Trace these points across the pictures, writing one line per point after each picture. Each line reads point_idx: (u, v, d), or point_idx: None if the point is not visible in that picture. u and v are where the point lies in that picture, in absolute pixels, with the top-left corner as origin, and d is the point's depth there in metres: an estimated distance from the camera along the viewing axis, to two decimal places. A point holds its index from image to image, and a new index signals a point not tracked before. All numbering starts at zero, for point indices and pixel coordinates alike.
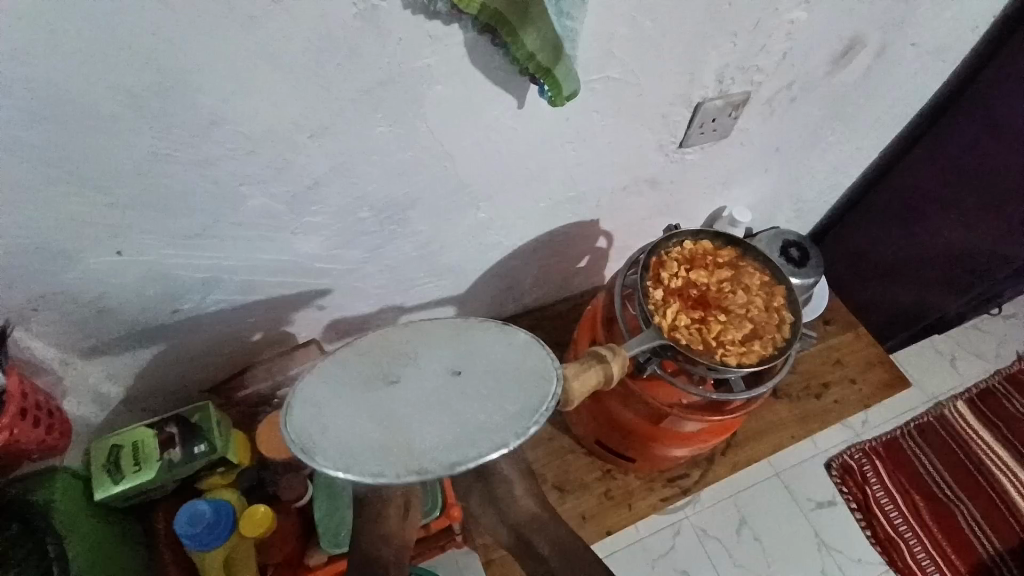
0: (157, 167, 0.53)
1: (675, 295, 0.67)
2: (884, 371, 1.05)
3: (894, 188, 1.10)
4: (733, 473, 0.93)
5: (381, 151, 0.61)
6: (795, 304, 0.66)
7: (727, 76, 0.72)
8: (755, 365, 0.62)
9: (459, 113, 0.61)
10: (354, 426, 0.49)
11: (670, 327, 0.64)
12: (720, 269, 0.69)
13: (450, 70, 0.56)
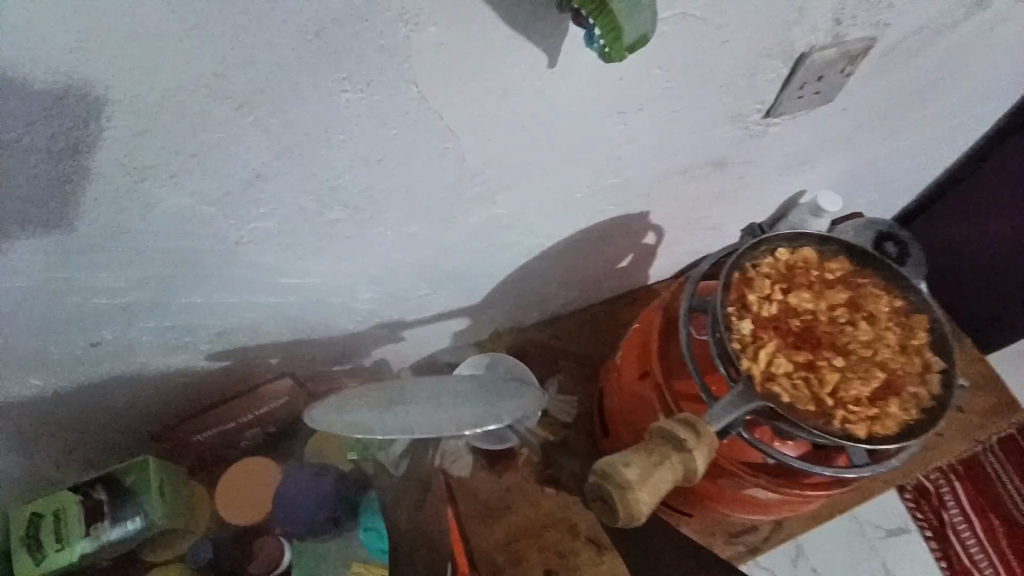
0: (6, 163, 0.35)
1: (769, 327, 0.48)
2: (994, 397, 0.85)
3: (1011, 176, 0.85)
4: (811, 528, 0.74)
5: (355, 128, 0.43)
6: (942, 344, 0.47)
7: (848, 14, 0.51)
8: (894, 439, 0.43)
9: (467, 71, 0.42)
10: (389, 417, 0.55)
11: (766, 376, 0.45)
12: (832, 290, 0.50)
13: (461, 6, 0.37)
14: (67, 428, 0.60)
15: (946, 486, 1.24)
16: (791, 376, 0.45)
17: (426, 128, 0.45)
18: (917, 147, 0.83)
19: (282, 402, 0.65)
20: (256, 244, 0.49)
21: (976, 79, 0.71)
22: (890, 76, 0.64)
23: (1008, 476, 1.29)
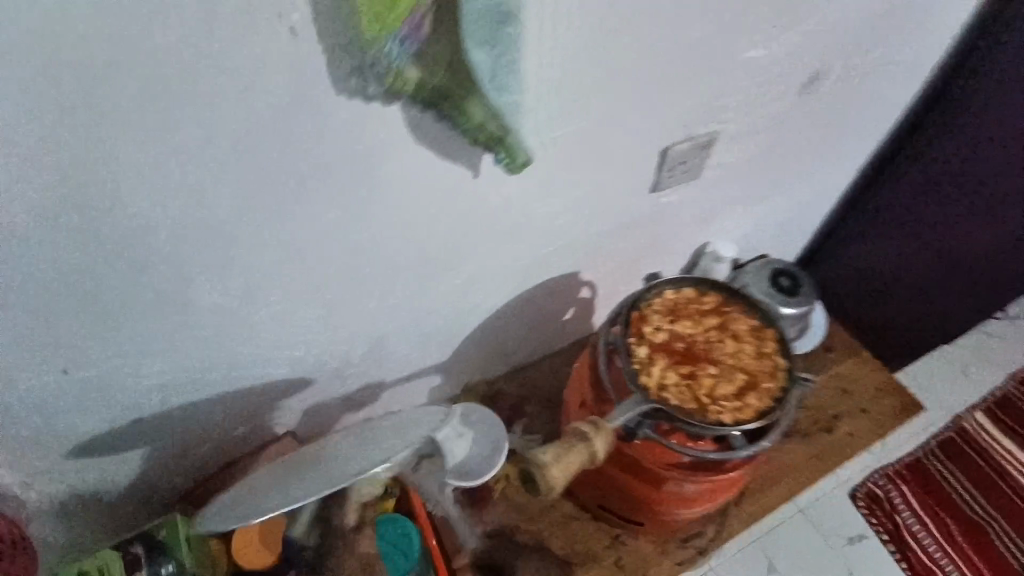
0: (95, 280, 0.52)
1: (660, 351, 0.64)
2: (895, 397, 0.99)
3: (892, 207, 1.05)
4: (752, 525, 0.86)
5: (336, 232, 0.60)
6: (787, 349, 0.63)
7: (694, 120, 0.69)
8: (753, 423, 0.58)
9: (413, 186, 0.59)
10: (307, 479, 0.65)
11: (658, 387, 0.61)
12: (706, 318, 0.66)
13: (403, 148, 0.56)
14: (105, 498, 0.71)
15: (896, 491, 1.35)
16: (676, 385, 0.61)
17: (387, 227, 0.62)
18: (798, 201, 1.01)
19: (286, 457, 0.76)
20: (266, 321, 0.64)
21: (821, 149, 0.90)
22: (751, 154, 0.82)
23: (952, 475, 1.40)
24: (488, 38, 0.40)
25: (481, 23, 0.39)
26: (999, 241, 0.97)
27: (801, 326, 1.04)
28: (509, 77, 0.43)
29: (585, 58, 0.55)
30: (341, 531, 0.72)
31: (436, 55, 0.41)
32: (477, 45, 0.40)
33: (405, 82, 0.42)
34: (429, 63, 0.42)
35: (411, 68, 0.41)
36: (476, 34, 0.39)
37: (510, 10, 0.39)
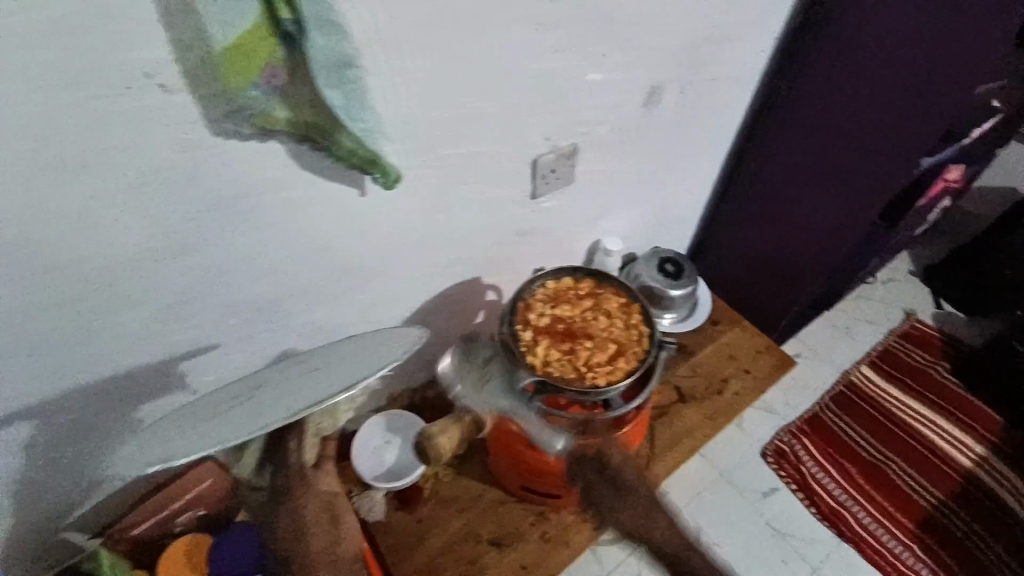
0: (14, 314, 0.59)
1: (544, 332, 0.73)
2: (771, 356, 1.14)
3: (751, 190, 1.16)
4: (658, 484, 0.96)
5: (240, 255, 0.67)
6: (650, 317, 0.74)
7: (553, 134, 0.80)
8: (623, 382, 0.68)
9: (303, 210, 0.67)
10: (215, 422, 0.56)
11: (543, 363, 0.70)
12: (582, 300, 0.76)
13: (291, 179, 0.63)
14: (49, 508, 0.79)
15: (799, 444, 1.45)
16: (558, 359, 0.70)
17: (286, 248, 0.70)
18: (673, 196, 1.14)
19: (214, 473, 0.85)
20: (183, 336, 0.71)
21: (681, 149, 1.03)
22: (615, 159, 0.93)
23: (849, 426, 1.51)
24: (336, 82, 0.48)
25: (330, 71, 0.47)
26: (845, 205, 1.06)
27: (688, 304, 1.17)
28: (359, 109, 0.52)
29: (431, 89, 0.63)
30: (296, 471, 0.67)
31: (295, 98, 0.48)
32: (328, 87, 0.48)
33: (274, 122, 0.49)
34: (292, 105, 0.48)
35: (279, 109, 0.48)
36: (326, 79, 0.47)
37: (350, 60, 0.48)
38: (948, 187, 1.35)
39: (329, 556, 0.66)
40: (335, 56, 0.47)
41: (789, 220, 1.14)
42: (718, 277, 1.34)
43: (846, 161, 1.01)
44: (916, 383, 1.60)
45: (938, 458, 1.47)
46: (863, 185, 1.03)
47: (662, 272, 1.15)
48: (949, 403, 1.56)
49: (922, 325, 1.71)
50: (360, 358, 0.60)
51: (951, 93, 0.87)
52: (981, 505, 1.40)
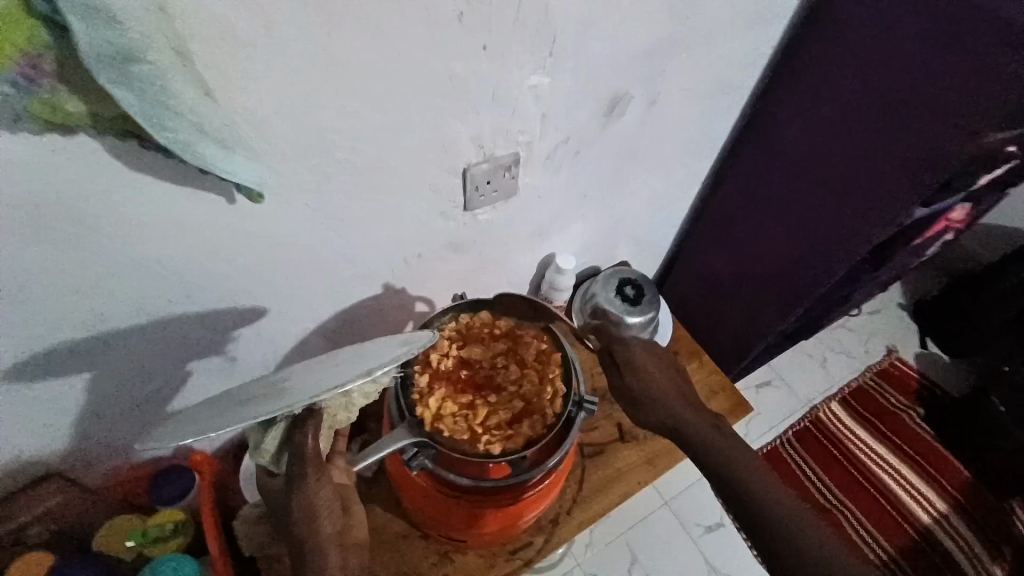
0: None
1: (444, 378, 0.64)
2: (727, 398, 1.01)
3: (724, 216, 1.05)
4: (577, 532, 0.88)
5: (63, 271, 0.53)
6: (569, 372, 0.65)
7: (487, 141, 0.69)
8: (521, 451, 0.60)
9: (147, 218, 0.53)
10: (211, 415, 0.52)
11: (432, 417, 0.61)
12: (495, 341, 0.67)
13: (122, 182, 0.49)
14: None
15: None
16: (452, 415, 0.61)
17: (133, 264, 0.56)
18: (640, 213, 1.02)
19: (53, 501, 0.70)
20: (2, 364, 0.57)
21: (647, 164, 0.91)
22: (566, 173, 0.82)
23: (806, 465, 1.41)
24: (121, 77, 0.36)
25: (104, 61, 0.34)
26: (807, 248, 0.93)
27: (647, 333, 1.05)
28: (165, 114, 0.39)
29: (316, 87, 0.52)
30: (313, 460, 0.58)
31: (94, 89, 0.39)
32: (112, 84, 0.36)
33: (67, 113, 0.40)
34: (91, 95, 0.39)
35: (71, 99, 0.39)
36: (99, 72, 0.35)
37: (135, 51, 0.35)
38: (949, 227, 1.23)
39: (339, 541, 0.59)
40: (111, 45, 0.34)
41: (756, 255, 1.03)
42: (681, 303, 1.25)
43: (815, 200, 0.89)
44: (887, 428, 1.48)
45: (897, 511, 1.36)
46: (826, 229, 0.89)
47: (621, 296, 1.03)
48: (918, 453, 1.44)
49: (902, 364, 1.59)
50: (372, 354, 0.58)
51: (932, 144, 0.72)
52: (933, 566, 1.30)
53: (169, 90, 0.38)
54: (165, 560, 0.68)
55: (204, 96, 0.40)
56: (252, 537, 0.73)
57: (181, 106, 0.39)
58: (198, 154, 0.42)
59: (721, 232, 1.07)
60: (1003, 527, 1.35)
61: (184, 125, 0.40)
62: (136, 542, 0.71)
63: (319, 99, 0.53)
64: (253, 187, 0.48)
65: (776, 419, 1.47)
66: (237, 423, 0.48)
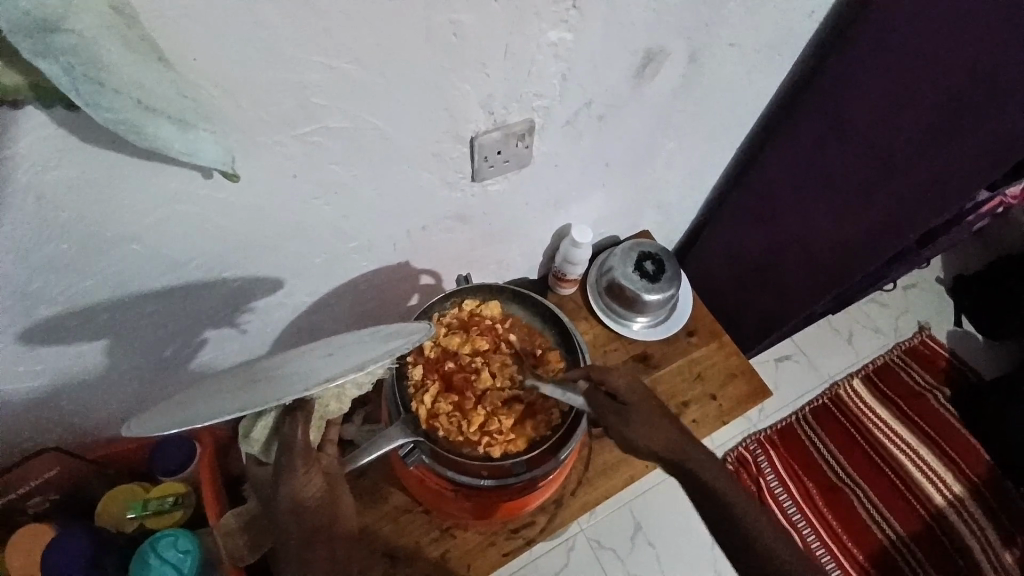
0: None
1: (443, 376, 0.69)
2: (745, 383, 0.96)
3: (752, 195, 0.97)
4: (581, 515, 0.85)
5: (32, 246, 0.51)
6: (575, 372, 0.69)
7: (497, 106, 0.62)
8: (520, 453, 0.65)
9: (112, 191, 0.49)
10: (201, 404, 0.50)
11: (431, 415, 0.66)
12: (498, 336, 0.72)
13: (79, 155, 0.46)
14: None
15: (760, 454, 1.34)
16: (450, 414, 0.66)
17: (104, 239, 0.53)
18: (666, 182, 0.93)
19: (53, 471, 0.73)
20: None
21: (678, 129, 0.82)
22: (587, 141, 0.74)
23: (821, 442, 1.37)
24: (44, 48, 0.34)
25: (24, 32, 0.33)
26: (861, 233, 0.84)
27: (665, 310, 0.99)
28: (99, 90, 0.36)
29: (290, 42, 0.45)
30: (302, 449, 0.59)
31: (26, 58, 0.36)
32: (37, 56, 0.34)
33: (9, 87, 0.37)
34: (29, 67, 0.37)
35: (9, 72, 0.36)
36: (23, 46, 0.33)
37: (54, 19, 0.33)
38: (1007, 203, 1.12)
39: (324, 534, 0.57)
40: (25, 14, 0.32)
41: (787, 240, 0.95)
42: (702, 282, 1.18)
43: (870, 182, 0.79)
44: (911, 410, 1.42)
45: (910, 493, 1.33)
46: (884, 216, 0.80)
47: (640, 270, 0.96)
48: (941, 437, 1.39)
49: (934, 342, 1.50)
50: (371, 343, 0.55)
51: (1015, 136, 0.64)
52: (942, 549, 1.28)
53: (100, 62, 0.35)
54: (164, 534, 0.69)
55: (151, 68, 0.38)
56: (230, 551, 0.68)
57: (115, 81, 0.36)
58: (147, 134, 0.39)
59: (748, 215, 0.99)
60: (1019, 515, 1.32)
61: (122, 101, 0.37)
62: (137, 513, 0.73)
63: (293, 56, 0.46)
64: (225, 167, 0.46)
65: (794, 393, 1.42)
66: (223, 416, 0.47)
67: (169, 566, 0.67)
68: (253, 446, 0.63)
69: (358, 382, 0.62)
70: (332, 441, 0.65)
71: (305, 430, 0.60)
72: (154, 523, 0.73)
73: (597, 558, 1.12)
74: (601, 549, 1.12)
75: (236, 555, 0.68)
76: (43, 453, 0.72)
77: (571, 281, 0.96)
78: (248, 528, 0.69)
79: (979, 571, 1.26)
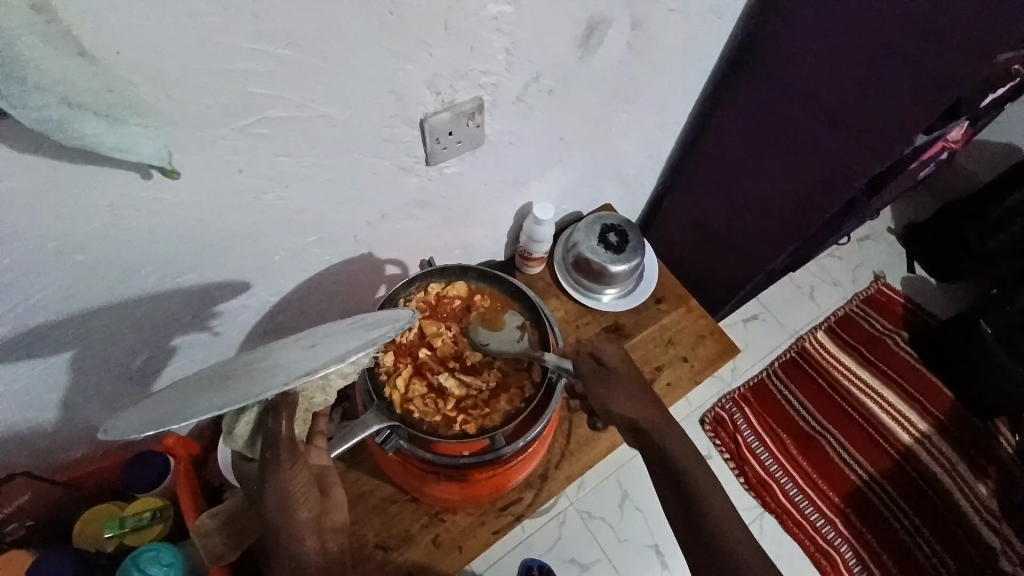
0: None
1: (411, 361, 0.70)
2: (714, 343, 0.98)
3: (707, 159, 0.99)
4: (567, 486, 0.87)
5: None
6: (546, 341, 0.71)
7: (445, 86, 0.61)
8: (498, 427, 0.66)
9: (46, 201, 0.47)
10: (185, 403, 0.48)
11: (404, 400, 0.67)
12: (464, 316, 0.74)
13: (7, 166, 0.44)
14: None
15: (736, 412, 1.38)
16: (423, 397, 0.67)
17: (45, 252, 0.51)
18: (621, 153, 0.94)
19: (25, 496, 0.72)
20: None
21: (628, 98, 0.83)
22: (539, 116, 0.74)
23: (792, 395, 1.42)
24: None
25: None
26: (813, 187, 0.86)
27: (633, 280, 1.00)
28: (24, 89, 0.35)
29: (221, 30, 0.44)
30: (288, 444, 0.57)
31: None
32: None
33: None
34: None
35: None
36: None
37: None
38: (947, 149, 1.17)
39: (316, 526, 0.60)
40: None
41: (744, 200, 0.98)
42: (667, 249, 1.20)
43: (817, 135, 0.81)
44: (873, 355, 1.49)
45: (879, 434, 1.40)
46: (833, 165, 0.82)
47: (604, 242, 0.98)
48: (904, 379, 1.46)
49: (889, 290, 1.57)
50: (356, 331, 0.55)
51: (952, 75, 0.65)
52: (913, 483, 1.35)
53: (24, 61, 0.35)
54: (143, 550, 0.68)
55: (72, 62, 0.37)
56: (208, 549, 0.64)
57: (41, 79, 0.36)
58: (76, 131, 0.39)
59: (705, 178, 1.02)
60: (982, 444, 1.40)
61: (47, 99, 0.37)
62: (114, 532, 0.71)
63: (225, 45, 0.45)
64: (161, 163, 0.47)
65: (764, 351, 1.46)
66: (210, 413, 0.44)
67: None
68: (235, 440, 0.61)
69: (343, 373, 0.60)
70: (321, 432, 0.65)
71: (290, 426, 0.57)
72: (133, 543, 0.72)
73: (589, 529, 1.14)
74: (592, 520, 1.15)
75: (215, 552, 0.64)
76: (14, 478, 0.71)
77: (537, 259, 0.97)
78: (224, 526, 0.64)
79: (948, 501, 1.34)
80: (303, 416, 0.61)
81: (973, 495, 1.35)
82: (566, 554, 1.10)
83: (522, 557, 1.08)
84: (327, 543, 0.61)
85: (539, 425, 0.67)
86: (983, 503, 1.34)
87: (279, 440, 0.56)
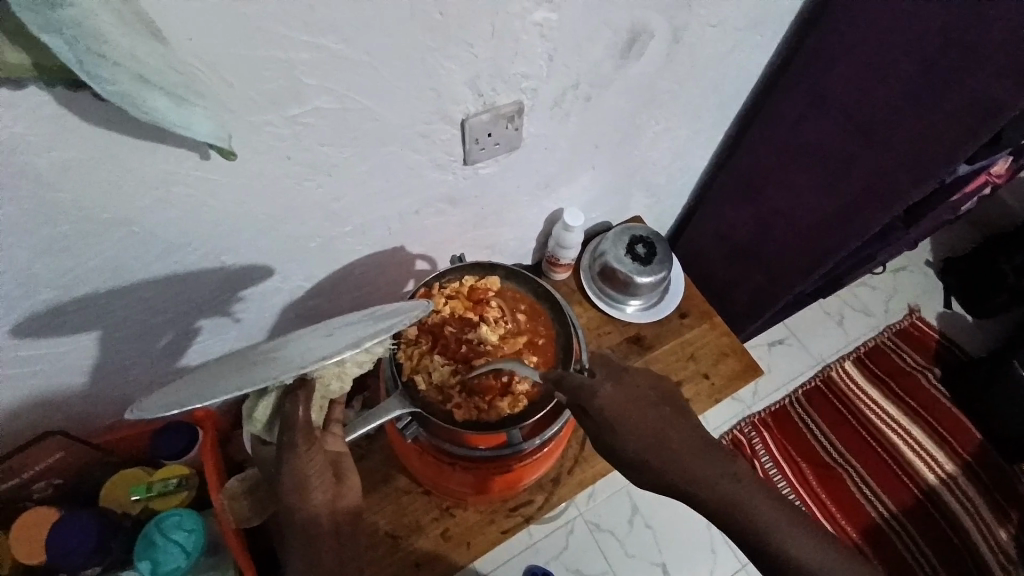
0: None
1: (429, 336, 0.73)
2: (736, 361, 0.97)
3: (740, 177, 0.99)
4: (577, 493, 0.87)
5: (25, 229, 0.52)
6: (565, 345, 0.73)
7: (485, 88, 0.63)
8: (494, 424, 0.68)
9: (101, 173, 0.51)
10: (210, 386, 0.51)
11: (413, 369, 0.70)
12: (486, 304, 0.75)
13: (73, 140, 0.47)
14: None
15: (754, 434, 1.35)
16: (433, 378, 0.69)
17: (96, 221, 0.54)
18: (653, 164, 0.95)
19: (57, 455, 0.75)
20: None
21: (664, 109, 0.83)
22: (575, 121, 0.76)
23: (813, 422, 1.39)
24: (49, 23, 0.36)
25: (30, 7, 0.35)
26: (842, 206, 0.86)
27: (658, 293, 1.00)
28: (100, 63, 0.38)
29: (277, 21, 0.47)
30: (304, 429, 0.58)
31: (26, 33, 0.38)
32: (42, 31, 0.36)
33: (8, 66, 0.39)
34: (35, 45, 0.39)
35: (12, 49, 0.38)
36: (30, 20, 0.35)
37: None
38: (991, 182, 1.14)
39: (330, 507, 0.61)
40: None
41: (775, 219, 0.97)
42: (694, 265, 1.20)
43: (853, 154, 0.81)
44: (902, 390, 1.44)
45: (902, 471, 1.35)
46: (867, 186, 0.81)
47: (632, 253, 0.98)
48: (932, 416, 1.42)
49: (923, 323, 1.52)
50: (374, 318, 0.57)
51: (982, 94, 0.65)
52: (935, 524, 1.30)
53: (96, 34, 0.37)
54: (168, 515, 0.72)
55: (143, 41, 0.40)
56: (234, 512, 0.68)
57: (116, 53, 0.38)
58: (147, 107, 0.41)
59: (735, 198, 1.02)
60: (1010, 489, 1.34)
61: (119, 73, 0.39)
62: (141, 496, 0.74)
63: (281, 36, 0.48)
64: (219, 143, 0.47)
65: (788, 376, 1.43)
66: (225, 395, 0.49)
67: (175, 545, 0.71)
68: (252, 424, 0.62)
69: (359, 361, 0.61)
70: (337, 420, 0.67)
71: (309, 409, 0.59)
72: (163, 505, 0.75)
73: (597, 541, 1.12)
74: (600, 532, 1.13)
75: (241, 517, 0.67)
76: (47, 437, 0.72)
77: (564, 265, 0.98)
78: (253, 491, 0.68)
79: (971, 546, 1.28)
80: (317, 405, 0.62)
81: (995, 541, 1.29)
82: (572, 564, 1.09)
83: (526, 563, 1.07)
84: (341, 529, 0.61)
85: (554, 425, 0.71)
86: (1005, 550, 1.29)
87: (297, 423, 0.58)
